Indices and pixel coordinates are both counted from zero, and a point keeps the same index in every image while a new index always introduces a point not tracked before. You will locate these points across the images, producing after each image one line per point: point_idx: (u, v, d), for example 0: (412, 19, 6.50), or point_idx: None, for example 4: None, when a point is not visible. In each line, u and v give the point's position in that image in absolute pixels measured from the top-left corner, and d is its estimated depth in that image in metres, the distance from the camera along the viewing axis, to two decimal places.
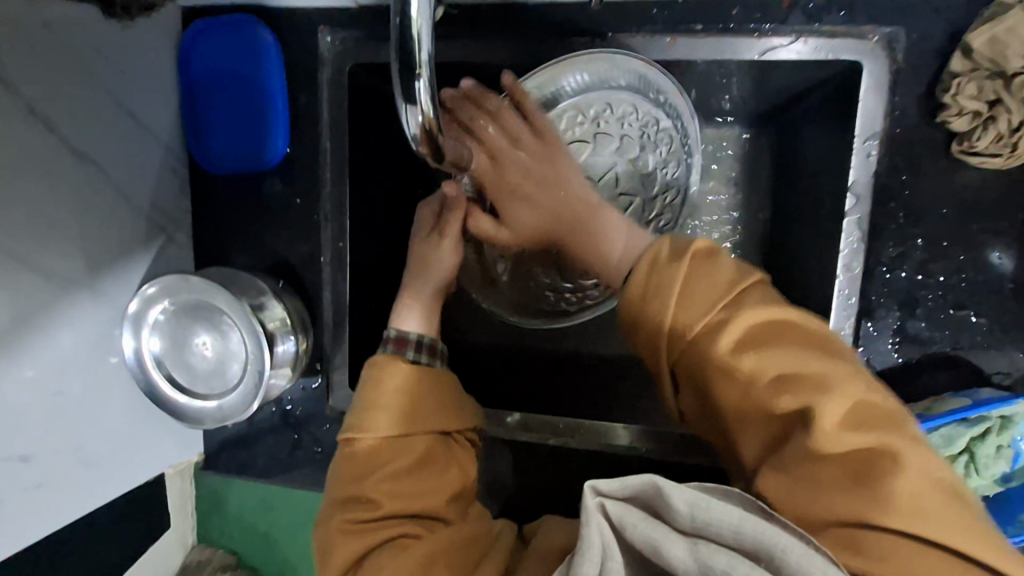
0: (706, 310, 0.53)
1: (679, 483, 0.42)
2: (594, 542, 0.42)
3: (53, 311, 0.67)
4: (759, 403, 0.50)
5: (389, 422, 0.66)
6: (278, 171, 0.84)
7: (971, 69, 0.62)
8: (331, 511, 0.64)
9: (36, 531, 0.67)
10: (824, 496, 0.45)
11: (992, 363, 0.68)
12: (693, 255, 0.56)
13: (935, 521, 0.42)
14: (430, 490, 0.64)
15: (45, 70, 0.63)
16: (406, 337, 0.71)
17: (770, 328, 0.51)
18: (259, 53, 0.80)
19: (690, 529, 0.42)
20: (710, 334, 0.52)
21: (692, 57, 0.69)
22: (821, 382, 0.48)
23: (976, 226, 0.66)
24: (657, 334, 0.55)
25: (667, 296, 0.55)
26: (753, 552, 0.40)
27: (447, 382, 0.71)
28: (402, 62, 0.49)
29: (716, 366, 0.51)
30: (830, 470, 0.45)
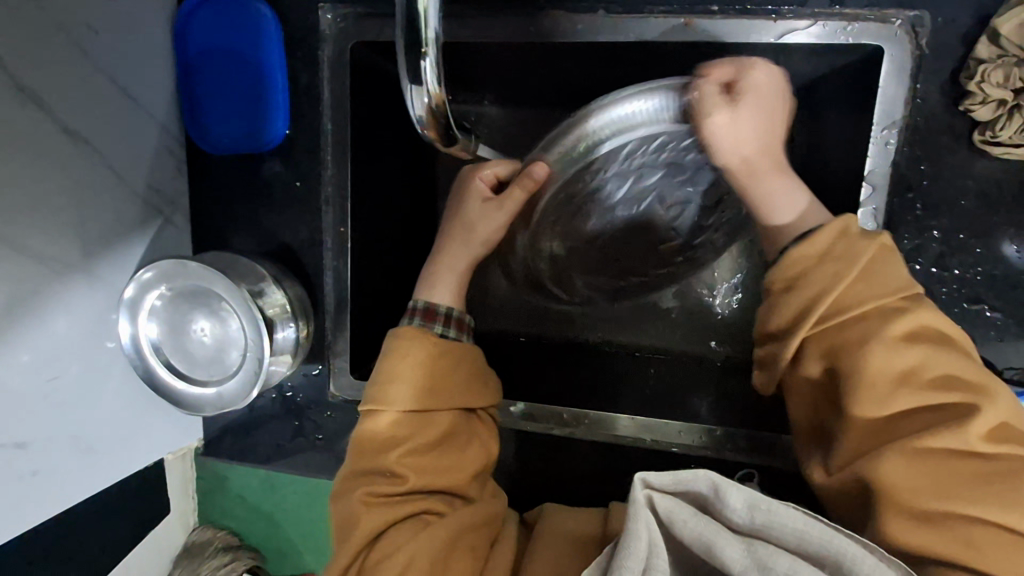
0: (886, 299, 0.53)
1: (738, 484, 0.46)
2: (642, 535, 0.45)
3: (47, 295, 0.65)
4: (917, 393, 0.51)
5: (417, 396, 0.65)
6: (277, 153, 0.82)
7: (997, 55, 0.59)
8: (349, 485, 0.64)
9: (34, 518, 0.66)
10: (961, 489, 0.48)
11: (1005, 358, 0.67)
12: (877, 243, 0.55)
13: None
14: (454, 466, 0.64)
15: (34, 44, 0.60)
16: (435, 310, 0.71)
17: (935, 332, 0.53)
18: (257, 29, 0.77)
19: (748, 529, 0.46)
20: (883, 319, 0.53)
21: (709, 38, 0.66)
22: (982, 390, 0.51)
23: (995, 219, 0.65)
24: (815, 305, 0.54)
25: (847, 272, 0.54)
26: (815, 555, 0.44)
27: (474, 363, 0.70)
28: (409, 40, 0.46)
29: (884, 349, 0.52)
30: (967, 466, 0.49)
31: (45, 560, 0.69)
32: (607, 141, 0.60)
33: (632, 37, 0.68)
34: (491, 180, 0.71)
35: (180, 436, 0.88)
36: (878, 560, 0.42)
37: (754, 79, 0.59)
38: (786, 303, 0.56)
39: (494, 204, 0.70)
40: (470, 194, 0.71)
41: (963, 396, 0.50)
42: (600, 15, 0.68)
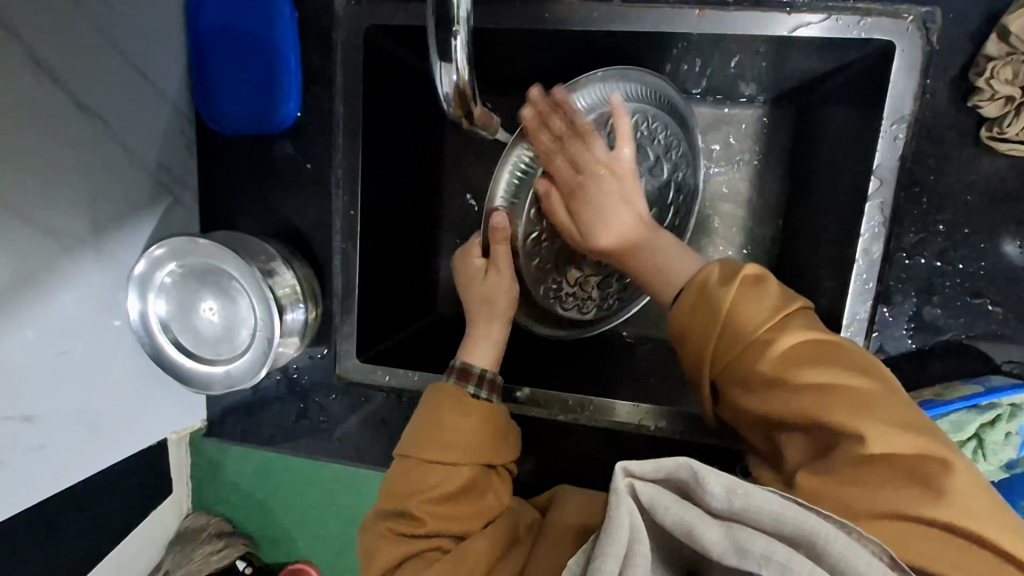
0: (751, 329, 0.53)
1: (714, 467, 0.42)
2: (625, 522, 0.43)
3: (56, 270, 0.64)
4: (806, 413, 0.49)
5: (441, 450, 0.66)
6: (288, 135, 0.82)
7: (1006, 53, 0.60)
8: (376, 518, 0.66)
9: (40, 494, 0.66)
10: (872, 494, 0.44)
11: (1004, 352, 0.68)
12: (740, 278, 0.55)
13: (984, 521, 0.42)
14: (469, 512, 0.64)
15: (46, 15, 0.59)
16: (470, 368, 0.72)
17: (812, 347, 0.52)
18: (270, 8, 0.76)
19: (726, 513, 0.42)
20: (758, 348, 0.53)
21: (723, 29, 0.67)
22: (870, 396, 0.48)
23: (999, 215, 0.66)
24: (701, 351, 0.56)
25: (723, 309, 0.55)
26: (791, 537, 0.40)
27: (501, 419, 0.70)
28: (441, 20, 0.47)
29: (760, 382, 0.52)
30: (879, 472, 0.44)
31: (48, 536, 0.68)
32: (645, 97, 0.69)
33: (645, 26, 0.68)
34: (481, 252, 0.74)
35: (182, 416, 0.88)
36: (855, 539, 0.39)
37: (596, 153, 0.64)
38: (685, 353, 0.58)
39: (494, 270, 0.72)
40: (467, 270, 0.75)
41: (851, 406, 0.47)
42: (615, 4, 0.68)
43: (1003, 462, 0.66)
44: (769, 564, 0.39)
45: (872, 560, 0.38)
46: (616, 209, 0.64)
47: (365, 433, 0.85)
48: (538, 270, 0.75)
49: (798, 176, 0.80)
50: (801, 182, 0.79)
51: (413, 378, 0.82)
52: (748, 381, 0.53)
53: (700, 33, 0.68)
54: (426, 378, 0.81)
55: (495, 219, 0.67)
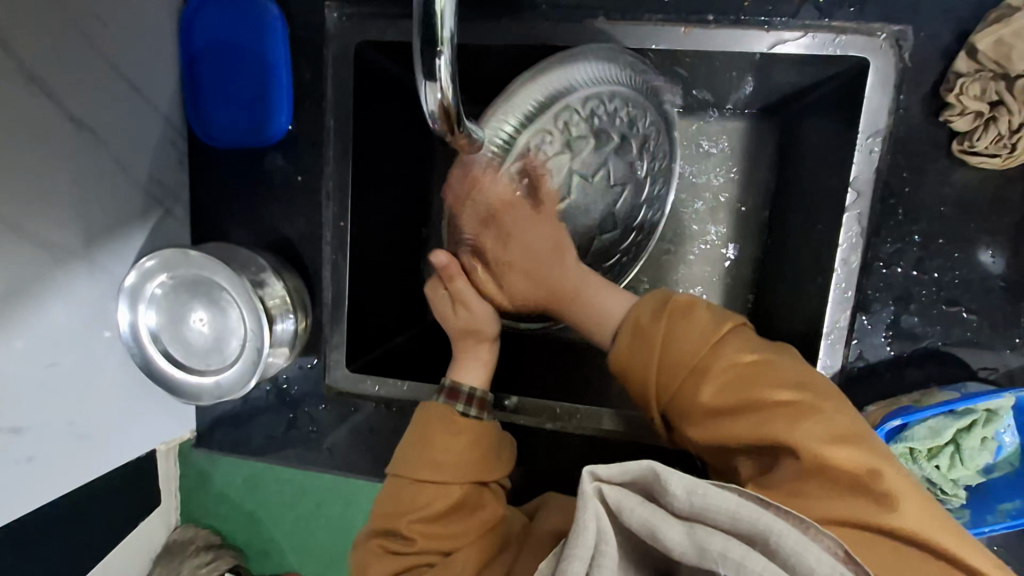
0: (688, 358, 0.57)
1: (676, 469, 0.44)
2: (589, 527, 0.44)
3: (49, 283, 0.65)
4: (747, 431, 0.53)
5: (430, 468, 0.66)
6: (279, 148, 0.83)
7: (975, 69, 0.63)
8: (369, 535, 0.67)
9: (28, 505, 0.66)
10: (811, 507, 0.48)
11: (979, 358, 0.70)
12: (673, 309, 0.60)
13: (912, 518, 0.46)
14: (458, 532, 0.64)
15: (44, 35, 0.60)
16: (458, 389, 0.70)
17: (743, 369, 0.55)
18: (263, 25, 0.78)
19: (687, 513, 0.43)
20: (695, 379, 0.56)
21: (703, 46, 0.69)
22: (799, 410, 0.52)
23: (972, 225, 0.68)
24: (645, 384, 0.59)
25: (657, 347, 0.58)
26: (747, 535, 0.42)
27: (492, 435, 0.69)
28: (424, 38, 0.48)
29: (706, 411, 0.55)
30: (819, 482, 0.49)
31: (37, 548, 0.68)
32: None
33: (626, 42, 0.70)
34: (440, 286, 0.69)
35: (172, 427, 0.89)
36: (811, 540, 0.40)
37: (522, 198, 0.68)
38: (631, 386, 0.61)
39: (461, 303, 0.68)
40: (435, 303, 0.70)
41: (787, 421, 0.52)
42: (600, 21, 0.70)
43: (980, 467, 0.68)
44: (725, 562, 0.40)
45: (822, 554, 0.40)
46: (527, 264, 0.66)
47: (356, 441, 0.86)
48: None
49: (781, 189, 0.81)
50: (783, 194, 0.80)
51: (402, 388, 0.83)
52: (691, 410, 0.56)
53: (679, 50, 0.70)
54: (416, 389, 0.83)
55: (437, 258, 0.67)
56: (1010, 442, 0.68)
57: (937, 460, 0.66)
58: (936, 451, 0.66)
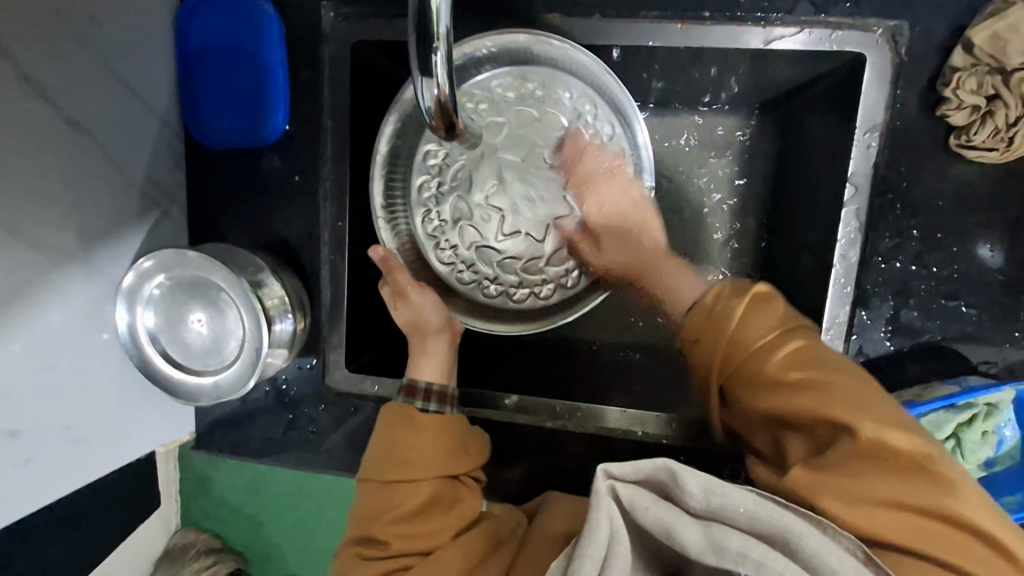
0: (761, 336, 0.56)
1: (694, 468, 0.43)
2: (603, 525, 0.43)
3: (46, 285, 0.65)
4: (808, 408, 0.51)
5: (401, 467, 0.67)
6: (276, 148, 0.83)
7: (971, 64, 0.63)
8: (347, 545, 0.66)
9: (26, 508, 0.65)
10: (868, 486, 0.46)
11: (979, 353, 0.70)
12: (752, 294, 0.58)
13: (972, 513, 0.45)
14: (435, 529, 0.64)
15: (39, 36, 0.60)
16: (415, 385, 0.74)
17: (812, 353, 0.54)
18: (259, 25, 0.78)
19: (703, 512, 0.43)
20: (762, 355, 0.55)
21: (699, 43, 0.69)
22: (865, 395, 0.51)
23: (970, 219, 0.68)
24: (709, 357, 0.59)
25: (731, 320, 0.58)
26: (766, 534, 0.41)
27: (457, 428, 0.71)
28: (420, 35, 0.48)
29: (770, 385, 0.54)
30: (879, 465, 0.47)
31: (36, 552, 0.68)
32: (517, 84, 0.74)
33: (623, 40, 0.70)
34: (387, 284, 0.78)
35: (170, 429, 0.88)
36: (833, 540, 0.40)
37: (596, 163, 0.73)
38: (696, 356, 0.61)
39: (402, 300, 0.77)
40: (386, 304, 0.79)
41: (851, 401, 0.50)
42: (596, 19, 0.70)
43: (981, 461, 0.68)
44: (745, 562, 0.40)
45: (843, 554, 0.40)
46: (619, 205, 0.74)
47: (356, 442, 0.86)
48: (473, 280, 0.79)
49: (778, 186, 0.81)
50: (781, 191, 0.80)
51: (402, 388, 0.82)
52: (753, 382, 0.55)
53: (676, 47, 0.70)
54: None
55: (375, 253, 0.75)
56: (1011, 436, 0.68)
57: None
58: None
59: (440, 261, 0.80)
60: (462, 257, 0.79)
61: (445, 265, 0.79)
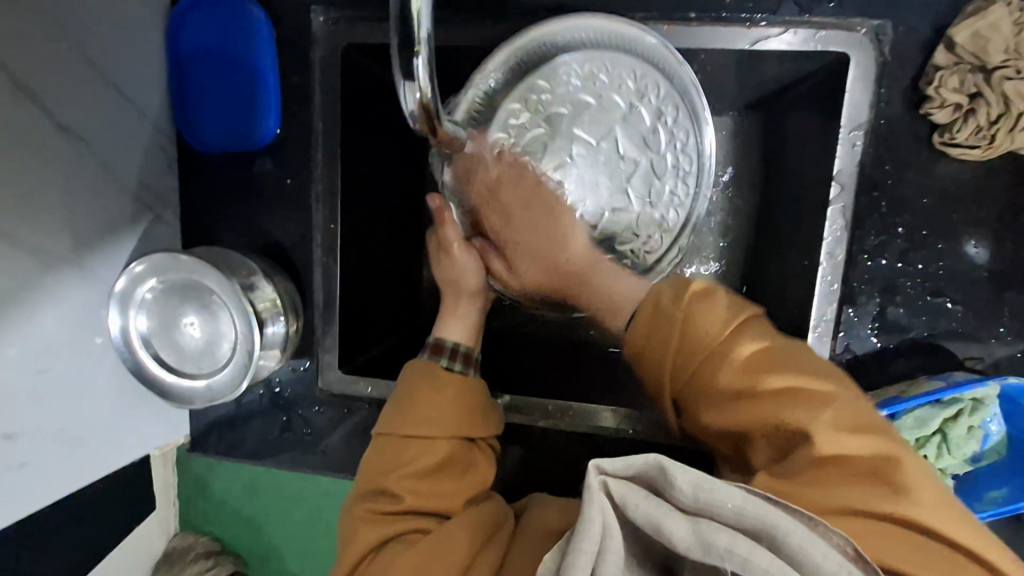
0: (708, 342, 0.56)
1: (683, 464, 0.43)
2: (596, 520, 0.43)
3: (40, 289, 0.65)
4: (764, 414, 0.52)
5: (421, 423, 0.66)
6: (268, 152, 0.83)
7: (954, 62, 0.64)
8: (354, 501, 0.65)
9: (22, 511, 0.66)
10: (828, 492, 0.47)
11: (966, 349, 0.70)
12: (690, 292, 0.59)
13: (928, 512, 0.45)
14: (448, 490, 0.64)
15: (31, 43, 0.61)
16: (442, 343, 0.72)
17: (765, 354, 0.55)
18: (250, 30, 0.79)
19: (693, 507, 0.43)
20: (712, 362, 0.56)
21: (686, 43, 0.69)
22: (824, 398, 0.51)
23: (955, 217, 0.69)
24: (660, 369, 0.59)
25: (671, 330, 0.58)
26: (753, 531, 0.42)
27: (480, 393, 0.71)
28: (402, 38, 0.48)
29: (723, 393, 0.55)
30: (836, 469, 0.48)
31: (33, 554, 0.68)
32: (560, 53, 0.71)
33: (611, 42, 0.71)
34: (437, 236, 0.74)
35: (165, 432, 0.89)
36: (819, 536, 0.41)
37: (485, 171, 0.70)
38: (648, 370, 0.62)
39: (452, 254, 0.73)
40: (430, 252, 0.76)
41: (803, 406, 0.51)
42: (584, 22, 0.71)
43: (968, 456, 0.69)
44: (732, 557, 0.41)
45: (828, 549, 0.40)
46: (551, 245, 0.71)
47: (351, 443, 0.86)
48: None
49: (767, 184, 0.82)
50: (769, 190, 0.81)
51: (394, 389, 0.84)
52: (705, 391, 0.56)
53: (663, 48, 0.71)
54: None
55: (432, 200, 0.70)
56: (998, 430, 0.68)
57: (925, 451, 0.67)
58: (923, 442, 0.67)
59: None
60: None
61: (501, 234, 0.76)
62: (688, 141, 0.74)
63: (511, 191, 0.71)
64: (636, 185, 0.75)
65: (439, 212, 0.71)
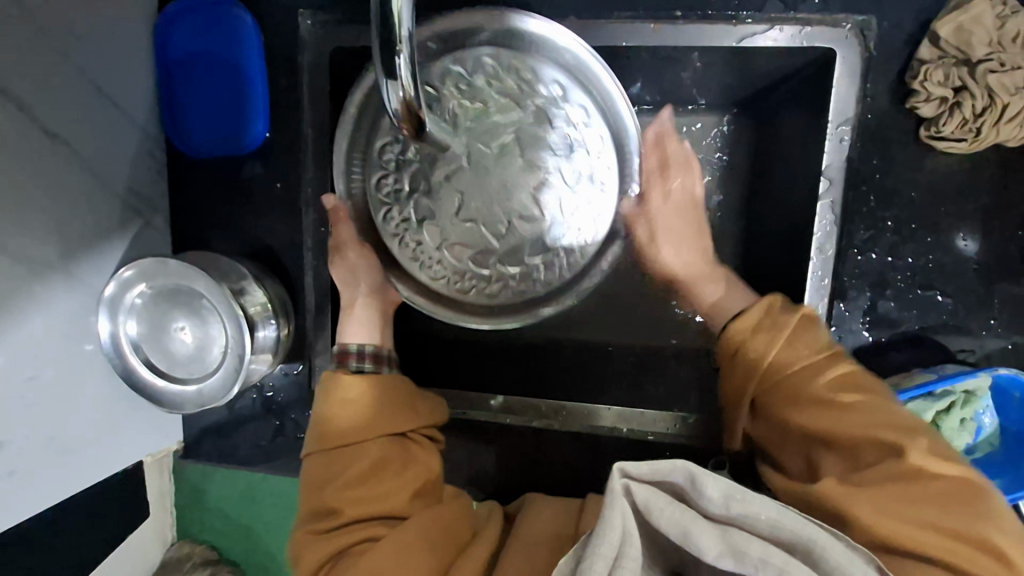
0: (807, 357, 0.60)
1: (714, 474, 0.44)
2: (616, 526, 0.43)
3: (27, 297, 0.65)
4: (851, 426, 0.55)
5: (342, 433, 0.67)
6: (258, 156, 0.83)
7: (938, 56, 0.65)
8: (300, 525, 0.65)
9: (8, 520, 0.65)
10: (907, 504, 0.49)
11: (957, 341, 0.71)
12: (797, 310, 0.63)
13: (1008, 541, 0.47)
14: (390, 489, 0.64)
15: (15, 49, 0.60)
16: (347, 350, 0.73)
17: (860, 380, 0.58)
18: (238, 34, 0.79)
19: (722, 517, 0.44)
20: (806, 375, 0.59)
21: (672, 41, 0.70)
22: (914, 427, 0.54)
23: (944, 210, 0.69)
24: (752, 372, 0.62)
25: (775, 341, 0.62)
26: (788, 543, 0.43)
27: (400, 387, 0.71)
28: (383, 37, 0.48)
29: (812, 401, 0.57)
30: (916, 487, 0.50)
31: (22, 565, 0.67)
32: (478, 49, 0.69)
33: (598, 41, 0.71)
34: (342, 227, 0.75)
35: (157, 438, 0.88)
36: (847, 547, 0.42)
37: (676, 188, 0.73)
38: (736, 371, 0.63)
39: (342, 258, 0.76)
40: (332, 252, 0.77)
41: (894, 426, 0.54)
42: (570, 21, 0.71)
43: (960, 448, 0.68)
44: (766, 567, 0.42)
45: (864, 566, 0.42)
46: (688, 242, 0.73)
47: None
48: (421, 261, 0.74)
49: None
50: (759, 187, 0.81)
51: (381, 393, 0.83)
52: (796, 399, 0.59)
53: (649, 47, 0.71)
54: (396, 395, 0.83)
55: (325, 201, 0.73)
56: (989, 422, 0.69)
57: None
58: None
59: (386, 222, 0.74)
60: (411, 228, 0.73)
61: (392, 234, 0.74)
62: (605, 148, 0.69)
63: (684, 189, 0.73)
64: (547, 195, 0.71)
65: (332, 212, 0.73)
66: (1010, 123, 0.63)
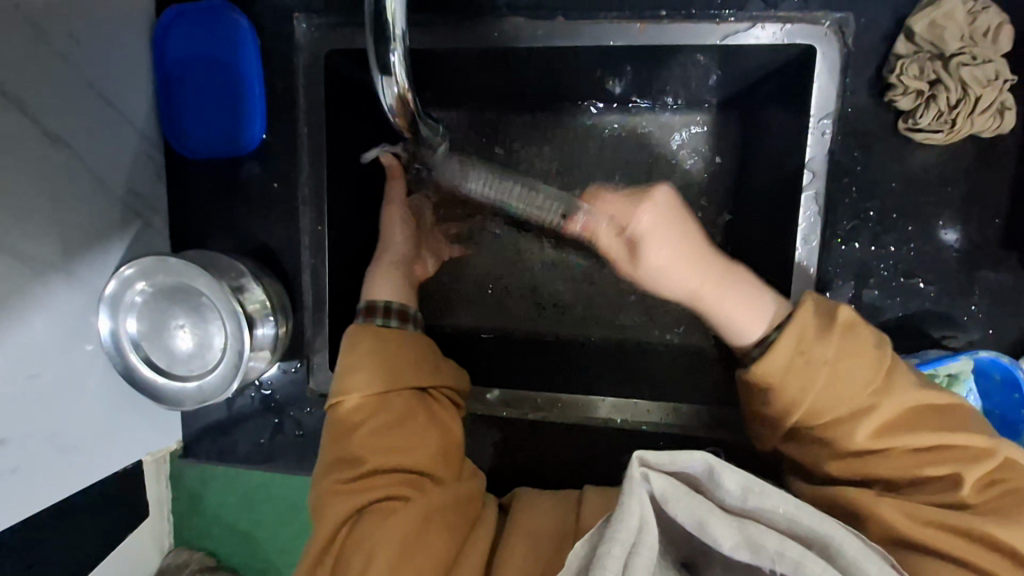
0: (862, 383, 0.58)
1: (733, 466, 0.46)
2: (634, 512, 0.44)
3: (29, 296, 0.66)
4: (907, 455, 0.56)
5: (367, 383, 0.68)
6: (255, 157, 0.85)
7: (913, 51, 0.67)
8: (322, 475, 0.66)
9: (13, 516, 0.66)
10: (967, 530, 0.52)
11: (939, 328, 0.73)
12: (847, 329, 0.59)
13: None
14: (409, 444, 0.66)
15: (17, 52, 0.62)
16: (374, 306, 0.75)
17: (912, 402, 0.58)
18: (235, 38, 0.80)
19: (738, 508, 0.46)
20: (863, 407, 0.57)
21: (659, 40, 0.72)
22: (968, 447, 0.56)
23: (924, 200, 0.71)
24: (799, 403, 0.59)
25: (823, 371, 0.58)
26: (805, 537, 0.45)
27: (424, 346, 0.73)
28: (377, 34, 0.50)
29: (870, 434, 0.57)
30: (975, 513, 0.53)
31: (23, 562, 0.68)
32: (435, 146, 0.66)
33: (586, 40, 0.73)
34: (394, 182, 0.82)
35: (158, 438, 0.89)
36: (864, 543, 0.44)
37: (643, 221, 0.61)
38: (770, 401, 0.61)
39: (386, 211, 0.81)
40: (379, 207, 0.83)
41: (953, 460, 0.55)
42: (559, 22, 0.73)
43: None
44: (783, 560, 0.43)
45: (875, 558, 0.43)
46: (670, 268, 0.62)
47: None
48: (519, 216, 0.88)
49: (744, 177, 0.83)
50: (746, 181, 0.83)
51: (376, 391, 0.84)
52: (849, 433, 0.57)
53: (635, 46, 0.73)
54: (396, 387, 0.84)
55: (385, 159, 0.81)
56: (974, 406, 0.70)
57: None
58: None
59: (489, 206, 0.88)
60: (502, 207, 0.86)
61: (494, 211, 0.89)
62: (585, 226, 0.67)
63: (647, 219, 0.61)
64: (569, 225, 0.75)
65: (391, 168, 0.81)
66: (983, 114, 0.65)
